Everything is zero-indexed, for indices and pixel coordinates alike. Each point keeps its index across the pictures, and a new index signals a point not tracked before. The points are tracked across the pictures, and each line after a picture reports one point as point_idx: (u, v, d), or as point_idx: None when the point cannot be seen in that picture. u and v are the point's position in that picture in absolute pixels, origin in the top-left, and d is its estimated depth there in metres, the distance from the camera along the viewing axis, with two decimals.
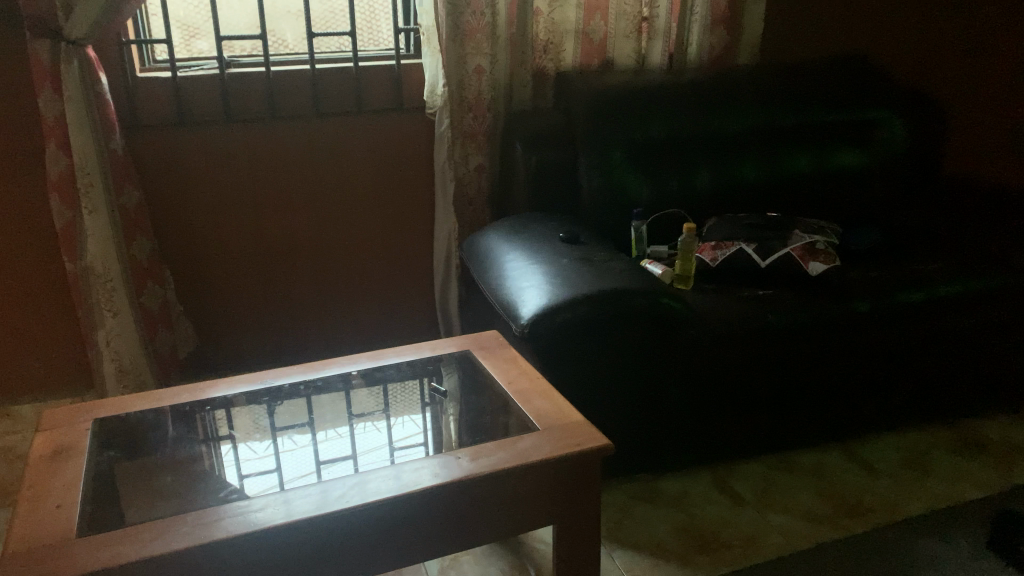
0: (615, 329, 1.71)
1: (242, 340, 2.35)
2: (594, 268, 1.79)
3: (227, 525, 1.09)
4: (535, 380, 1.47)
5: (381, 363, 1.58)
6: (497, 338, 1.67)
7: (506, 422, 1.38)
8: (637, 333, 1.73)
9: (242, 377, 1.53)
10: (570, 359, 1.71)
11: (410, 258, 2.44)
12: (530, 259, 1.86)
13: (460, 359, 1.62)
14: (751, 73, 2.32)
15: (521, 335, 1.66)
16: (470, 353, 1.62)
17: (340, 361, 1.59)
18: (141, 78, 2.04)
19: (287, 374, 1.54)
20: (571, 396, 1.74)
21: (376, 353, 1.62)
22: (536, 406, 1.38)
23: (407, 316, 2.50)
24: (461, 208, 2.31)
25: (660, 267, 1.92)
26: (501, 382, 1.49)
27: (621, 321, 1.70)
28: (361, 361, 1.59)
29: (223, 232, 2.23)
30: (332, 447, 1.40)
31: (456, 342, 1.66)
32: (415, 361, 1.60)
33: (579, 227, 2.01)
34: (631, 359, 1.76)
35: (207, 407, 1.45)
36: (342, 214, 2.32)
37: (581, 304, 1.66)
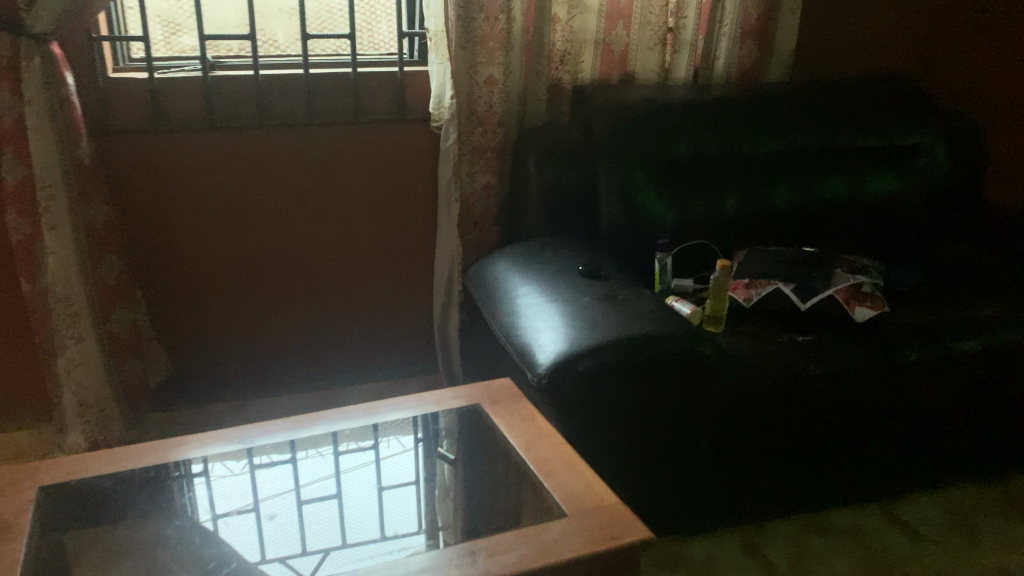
0: (647, 381, 1.50)
1: (220, 369, 2.13)
2: (620, 308, 1.58)
3: None
4: (558, 446, 1.27)
5: (377, 419, 1.37)
6: (512, 388, 1.47)
7: (524, 501, 1.19)
8: (669, 384, 1.52)
9: (216, 435, 1.31)
10: (593, 413, 1.49)
11: (407, 281, 2.23)
12: (548, 295, 1.66)
13: (470, 413, 1.41)
14: (783, 92, 2.13)
15: (540, 388, 1.45)
16: (481, 408, 1.41)
17: (330, 415, 1.38)
18: (114, 79, 1.82)
19: (269, 431, 1.32)
20: (594, 455, 1.53)
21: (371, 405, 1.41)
22: (560, 481, 1.19)
23: (402, 343, 2.29)
24: (466, 230, 2.11)
25: (690, 306, 1.73)
26: (517, 447, 1.29)
27: (652, 371, 1.49)
28: (353, 416, 1.37)
29: (202, 250, 2.01)
30: (320, 530, 1.19)
31: (465, 393, 1.46)
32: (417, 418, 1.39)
33: (600, 258, 1.81)
34: (661, 412, 1.54)
35: (175, 472, 1.24)
36: (334, 233, 2.11)
37: (607, 352, 1.45)
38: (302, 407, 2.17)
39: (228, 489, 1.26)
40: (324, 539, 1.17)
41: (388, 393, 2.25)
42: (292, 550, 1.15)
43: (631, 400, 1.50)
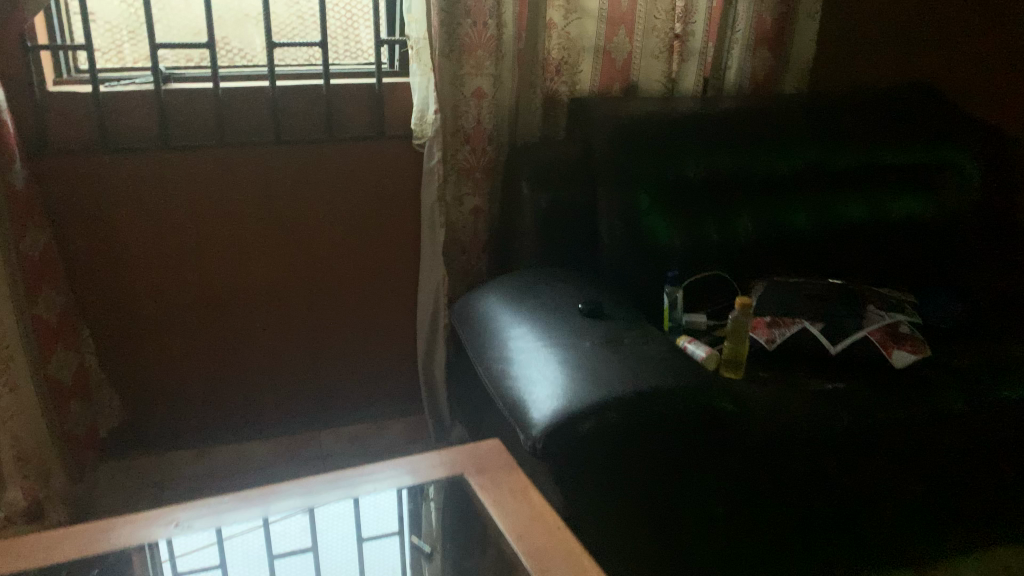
0: (655, 445, 1.29)
1: (180, 413, 1.92)
2: (625, 355, 1.38)
3: None
4: (554, 533, 1.07)
5: (342, 494, 1.16)
6: (502, 453, 1.26)
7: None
8: (683, 447, 1.31)
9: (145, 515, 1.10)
10: (595, 481, 1.29)
11: (389, 314, 2.02)
12: (543, 339, 1.46)
13: (451, 484, 1.20)
14: (802, 104, 1.93)
15: (534, 454, 1.24)
16: (465, 481, 1.20)
17: (286, 488, 1.16)
18: (52, 93, 1.61)
19: (211, 511, 1.11)
20: (597, 529, 1.32)
21: (336, 473, 1.20)
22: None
23: (384, 382, 2.08)
24: (452, 258, 1.91)
25: (704, 349, 1.52)
26: (504, 534, 1.08)
27: (663, 432, 1.28)
28: (313, 490, 1.16)
29: (157, 282, 1.80)
30: None
31: (446, 459, 1.25)
32: (389, 491, 1.18)
33: (602, 293, 1.61)
34: (673, 477, 1.34)
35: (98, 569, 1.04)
36: (306, 262, 1.90)
37: (611, 411, 1.25)
38: (273, 454, 1.97)
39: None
40: None
41: (368, 437, 2.05)
42: None
43: (638, 466, 1.30)
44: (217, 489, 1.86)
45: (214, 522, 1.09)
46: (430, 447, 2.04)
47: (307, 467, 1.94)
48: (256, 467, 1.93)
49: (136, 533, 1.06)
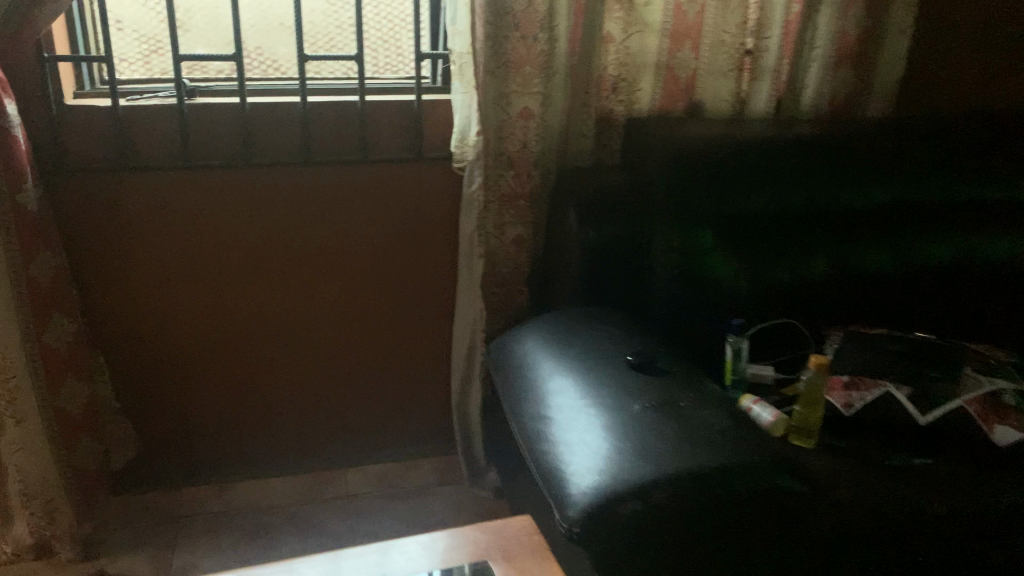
0: (704, 531, 1.13)
1: (198, 445, 1.81)
2: (677, 421, 1.20)
3: None
4: None
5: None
6: (530, 535, 1.10)
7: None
8: (735, 528, 1.16)
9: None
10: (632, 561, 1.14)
11: (422, 346, 1.88)
12: (584, 392, 1.28)
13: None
14: (896, 125, 1.69)
15: (568, 535, 1.10)
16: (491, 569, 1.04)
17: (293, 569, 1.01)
18: (70, 106, 1.51)
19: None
20: None
21: (351, 551, 1.05)
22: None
23: (415, 418, 1.94)
24: (492, 291, 1.75)
25: (770, 411, 1.34)
26: None
27: (715, 511, 1.12)
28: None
29: (176, 306, 1.69)
30: None
31: (468, 536, 1.09)
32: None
33: (653, 341, 1.44)
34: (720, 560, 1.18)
35: None
36: (335, 291, 1.77)
37: (658, 492, 1.09)
38: (294, 493, 1.85)
39: None
40: None
41: (397, 477, 1.92)
42: None
43: (680, 551, 1.14)
44: (233, 529, 1.75)
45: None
46: (463, 491, 1.89)
47: (329, 508, 1.83)
48: (276, 507, 1.81)
49: None
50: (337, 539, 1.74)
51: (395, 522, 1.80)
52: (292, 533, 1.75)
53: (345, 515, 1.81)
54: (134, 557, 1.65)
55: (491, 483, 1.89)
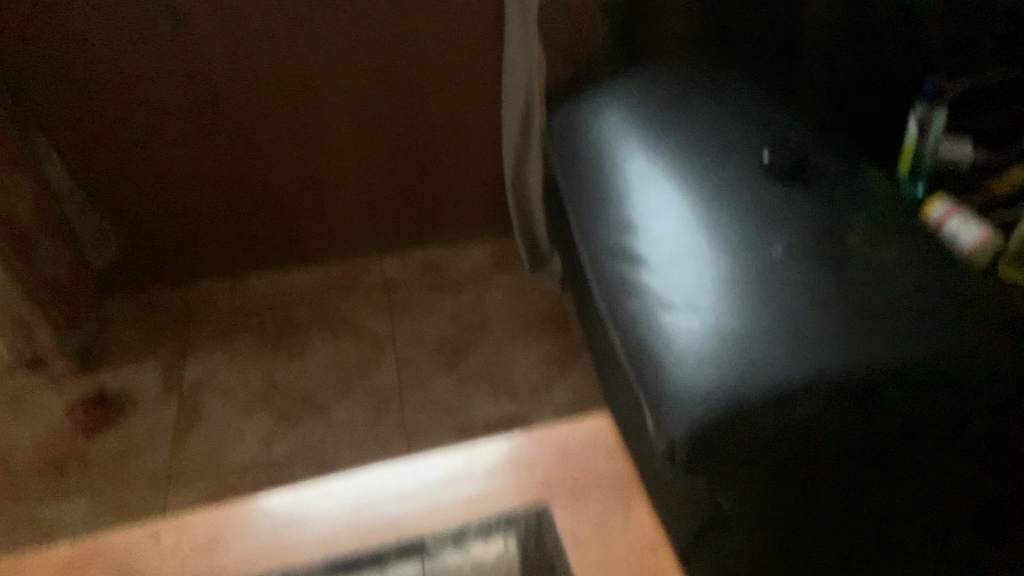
0: (874, 448, 0.75)
1: (196, 235, 1.47)
2: (841, 277, 0.78)
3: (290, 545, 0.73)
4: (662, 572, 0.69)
5: (388, 534, 0.73)
6: (611, 460, 0.77)
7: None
8: (904, 461, 0.77)
9: (62, 554, 0.72)
10: (751, 526, 0.78)
11: (465, 103, 1.40)
12: (694, 219, 0.84)
13: (536, 522, 0.75)
14: None
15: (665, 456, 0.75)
16: (545, 510, 0.75)
17: (312, 503, 0.75)
18: None
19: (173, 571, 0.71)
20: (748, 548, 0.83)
21: (401, 461, 0.78)
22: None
23: (462, 193, 1.54)
24: (554, 27, 1.23)
25: (979, 232, 0.88)
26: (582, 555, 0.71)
27: (875, 443, 0.74)
28: (356, 509, 0.75)
29: (126, 67, 1.24)
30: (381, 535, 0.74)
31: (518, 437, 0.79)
32: (468, 519, 0.74)
33: (800, 127, 0.95)
34: (870, 512, 0.80)
35: None
36: (338, 37, 1.27)
37: (807, 407, 0.71)
38: (322, 286, 1.54)
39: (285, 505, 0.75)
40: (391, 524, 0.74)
41: (442, 265, 1.57)
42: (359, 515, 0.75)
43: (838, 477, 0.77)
44: (253, 332, 1.47)
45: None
46: (524, 281, 1.53)
47: (364, 304, 1.51)
48: (300, 304, 1.51)
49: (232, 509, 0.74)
50: (374, 344, 1.44)
51: (443, 322, 1.48)
52: (321, 337, 1.46)
53: (384, 313, 1.49)
54: (142, 372, 1.41)
55: (558, 272, 1.50)
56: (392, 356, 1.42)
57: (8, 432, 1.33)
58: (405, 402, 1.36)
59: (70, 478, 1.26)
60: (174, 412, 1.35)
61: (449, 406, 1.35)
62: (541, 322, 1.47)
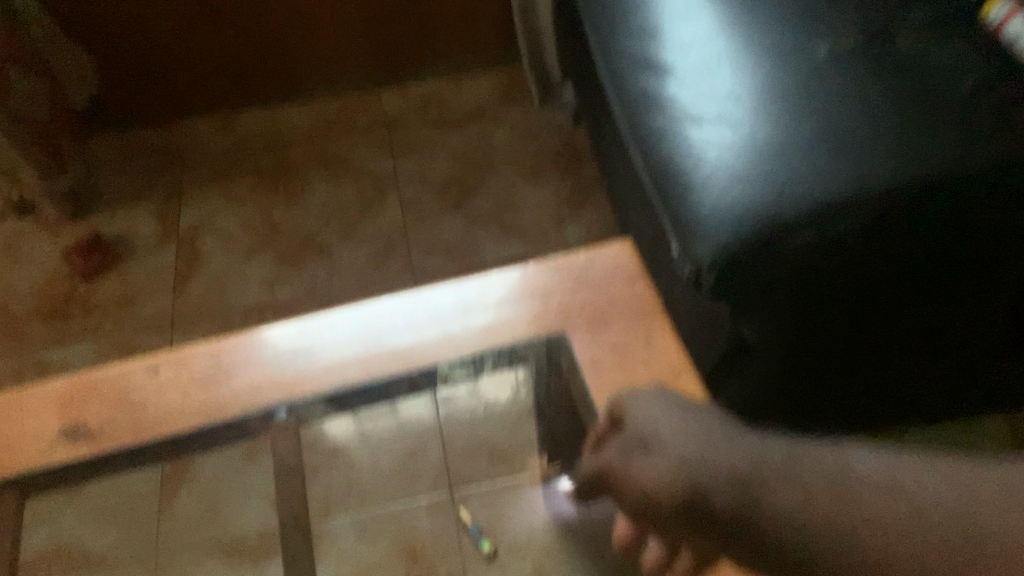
0: (919, 267, 0.70)
1: (182, 69, 1.37)
2: (891, 82, 0.71)
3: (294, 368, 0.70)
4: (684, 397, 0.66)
5: (399, 364, 0.70)
6: (632, 286, 0.72)
7: (798, 498, 0.44)
8: (942, 277, 0.71)
9: (57, 385, 0.69)
10: (767, 351, 0.75)
11: None
12: (727, 23, 0.76)
13: (553, 350, 0.71)
14: None
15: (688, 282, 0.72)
16: (563, 339, 0.70)
17: (317, 335, 0.71)
18: None
19: (174, 402, 0.68)
20: (773, 377, 0.79)
21: (410, 291, 0.73)
22: (962, 546, 0.38)
23: (466, 18, 1.42)
24: None
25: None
26: (602, 381, 0.68)
27: (911, 260, 0.69)
28: (364, 340, 0.71)
29: None
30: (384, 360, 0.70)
31: (534, 265, 0.74)
32: (482, 349, 0.71)
33: None
34: (893, 337, 0.77)
35: (29, 476, 0.66)
36: None
37: (850, 221, 0.66)
38: (319, 123, 1.45)
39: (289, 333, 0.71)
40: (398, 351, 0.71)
41: (447, 100, 1.47)
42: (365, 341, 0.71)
43: (876, 299, 0.72)
44: (250, 173, 1.40)
45: (183, 427, 0.67)
46: (534, 116, 1.44)
47: (365, 142, 1.43)
48: (297, 142, 1.43)
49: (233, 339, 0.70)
50: (377, 184, 1.37)
51: (449, 160, 1.40)
52: (321, 177, 1.39)
53: (386, 151, 1.42)
54: (137, 216, 1.35)
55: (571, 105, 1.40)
56: (396, 196, 1.36)
57: (6, 276, 1.30)
58: (410, 243, 1.30)
59: (72, 320, 1.24)
60: (174, 255, 1.31)
61: (458, 246, 1.30)
62: (553, 158, 1.39)
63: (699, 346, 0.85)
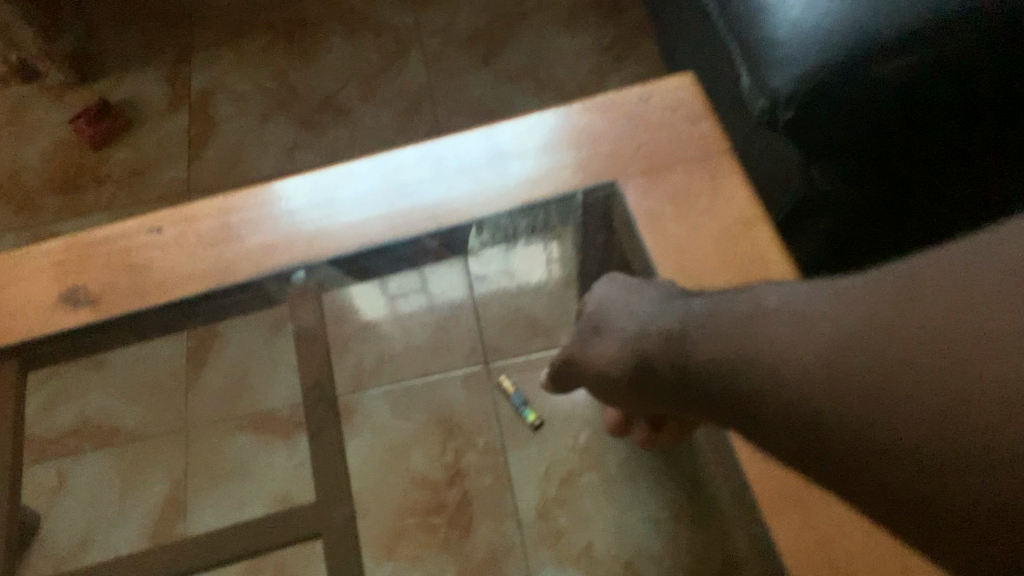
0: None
1: None
2: None
3: (307, 226, 0.62)
4: (753, 248, 0.57)
5: (427, 219, 0.62)
6: (692, 126, 0.63)
7: (722, 349, 0.41)
8: None
9: (55, 248, 0.63)
10: (847, 194, 0.67)
11: None
12: None
13: (602, 200, 0.63)
14: None
15: (761, 119, 0.62)
16: (614, 187, 0.62)
17: (335, 190, 0.63)
18: None
19: (181, 263, 0.62)
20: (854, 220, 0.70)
21: (435, 139, 0.65)
22: (882, 351, 0.33)
23: None
24: None
25: None
26: (660, 230, 0.59)
27: (967, 87, 0.58)
28: (388, 193, 0.63)
29: None
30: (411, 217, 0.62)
31: (579, 106, 0.65)
32: (522, 200, 0.62)
33: None
34: (959, 168, 0.67)
35: (31, 346, 0.61)
36: None
37: (895, 61, 0.55)
38: None
39: (302, 190, 0.64)
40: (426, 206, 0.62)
41: None
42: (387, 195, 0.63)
43: (984, 115, 0.61)
44: (262, 31, 1.29)
45: (193, 291, 0.61)
46: None
47: None
48: None
49: (244, 198, 0.64)
50: (398, 39, 1.26)
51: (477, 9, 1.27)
52: (338, 33, 1.28)
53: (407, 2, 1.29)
54: (144, 79, 1.26)
55: None
56: (419, 51, 1.25)
57: (13, 147, 1.23)
58: (437, 99, 1.20)
59: (84, 191, 1.17)
60: (186, 121, 1.22)
61: (488, 104, 1.19)
62: (591, 6, 1.26)
63: (773, 197, 0.76)
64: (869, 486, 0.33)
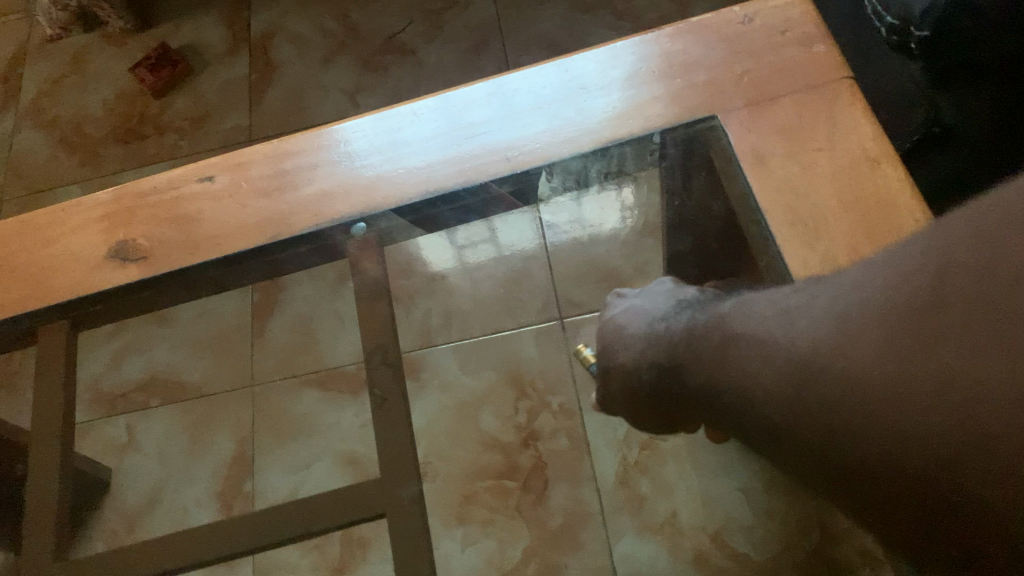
0: None
1: None
2: None
3: (366, 171, 0.57)
4: (880, 189, 0.49)
5: (497, 161, 0.56)
6: (803, 51, 0.55)
7: (709, 375, 0.40)
8: None
9: (103, 200, 0.60)
10: (978, 134, 0.57)
11: None
12: None
13: (697, 135, 0.56)
14: None
15: (889, 41, 0.55)
16: (714, 122, 0.54)
17: (396, 131, 0.58)
18: None
19: (233, 214, 0.57)
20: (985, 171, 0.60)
21: (508, 73, 0.58)
22: (837, 379, 0.30)
23: None
24: None
25: None
26: (767, 170, 0.51)
27: None
28: (453, 134, 0.57)
29: None
30: (478, 159, 0.56)
31: (673, 31, 0.57)
32: (607, 138, 0.55)
33: None
34: None
35: (83, 300, 0.58)
36: None
37: None
38: None
39: (357, 135, 0.58)
40: (492, 149, 0.56)
41: None
42: (449, 139, 0.57)
43: None
44: None
45: (246, 243, 0.56)
46: None
47: None
48: None
49: (300, 143, 0.59)
50: None
51: None
52: None
53: None
54: (203, 23, 1.22)
55: None
56: None
57: (75, 96, 1.21)
58: (507, 35, 1.12)
59: (146, 141, 1.15)
60: (246, 67, 1.18)
61: (562, 42, 1.11)
62: None
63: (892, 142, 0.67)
64: (891, 516, 0.29)
